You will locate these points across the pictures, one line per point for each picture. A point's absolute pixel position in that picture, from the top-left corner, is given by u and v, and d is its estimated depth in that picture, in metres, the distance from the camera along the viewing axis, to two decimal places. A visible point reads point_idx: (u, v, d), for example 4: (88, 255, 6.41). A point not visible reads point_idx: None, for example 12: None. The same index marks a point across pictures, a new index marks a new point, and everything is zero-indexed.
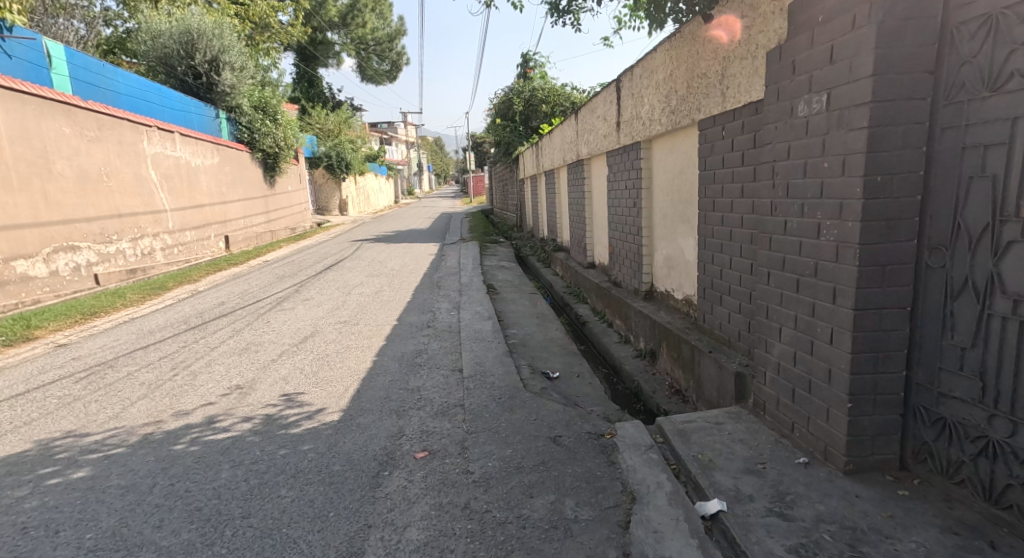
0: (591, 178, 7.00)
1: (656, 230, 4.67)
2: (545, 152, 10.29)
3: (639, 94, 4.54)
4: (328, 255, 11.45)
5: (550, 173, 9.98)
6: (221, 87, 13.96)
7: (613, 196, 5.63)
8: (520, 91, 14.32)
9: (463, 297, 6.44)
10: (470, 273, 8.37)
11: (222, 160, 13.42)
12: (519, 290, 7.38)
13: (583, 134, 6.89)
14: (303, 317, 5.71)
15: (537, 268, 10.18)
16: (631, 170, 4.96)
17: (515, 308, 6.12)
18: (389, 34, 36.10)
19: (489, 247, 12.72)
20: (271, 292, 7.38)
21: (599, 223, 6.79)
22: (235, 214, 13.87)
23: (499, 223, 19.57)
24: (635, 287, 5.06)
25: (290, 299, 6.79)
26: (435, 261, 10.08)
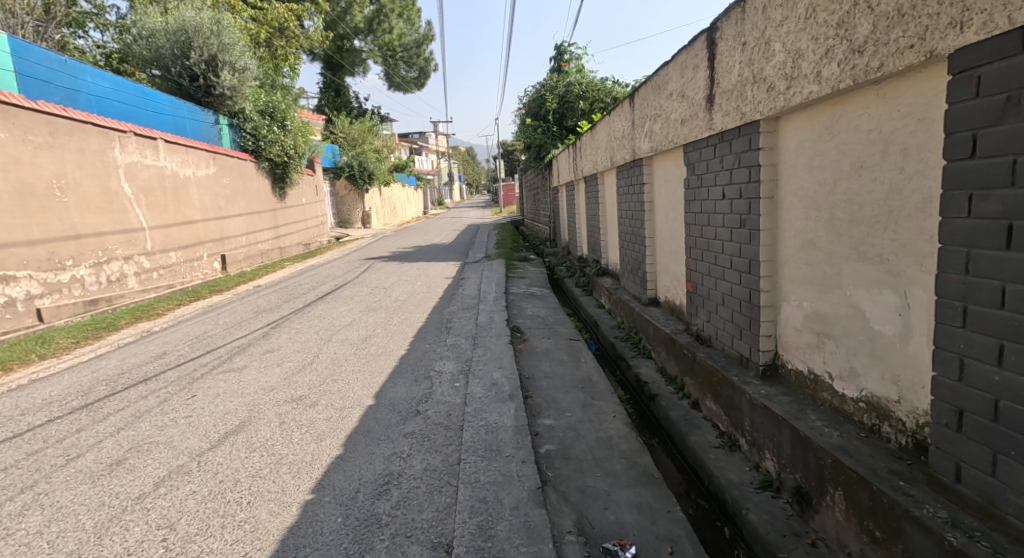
0: (654, 182, 5.20)
1: (789, 263, 3.05)
2: (587, 154, 8.47)
3: (767, 47, 2.93)
4: (328, 278, 9.83)
5: (594, 179, 8.16)
6: (220, 90, 12.53)
7: (698, 209, 3.97)
8: (554, 87, 12.67)
9: (478, 352, 4.67)
10: (491, 308, 6.58)
11: (219, 169, 12.03)
12: (555, 335, 5.57)
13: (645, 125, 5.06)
14: (247, 387, 4.01)
15: (577, 300, 8.34)
16: (737, 171, 3.35)
17: (551, 370, 4.34)
18: (418, 40, 34.91)
19: (518, 267, 10.91)
20: (232, 337, 5.69)
21: (667, 246, 5.00)
22: (233, 230, 12.43)
23: (530, 237, 17.90)
24: (745, 356, 3.37)
25: (249, 350, 5.11)
26: (451, 288, 8.32)
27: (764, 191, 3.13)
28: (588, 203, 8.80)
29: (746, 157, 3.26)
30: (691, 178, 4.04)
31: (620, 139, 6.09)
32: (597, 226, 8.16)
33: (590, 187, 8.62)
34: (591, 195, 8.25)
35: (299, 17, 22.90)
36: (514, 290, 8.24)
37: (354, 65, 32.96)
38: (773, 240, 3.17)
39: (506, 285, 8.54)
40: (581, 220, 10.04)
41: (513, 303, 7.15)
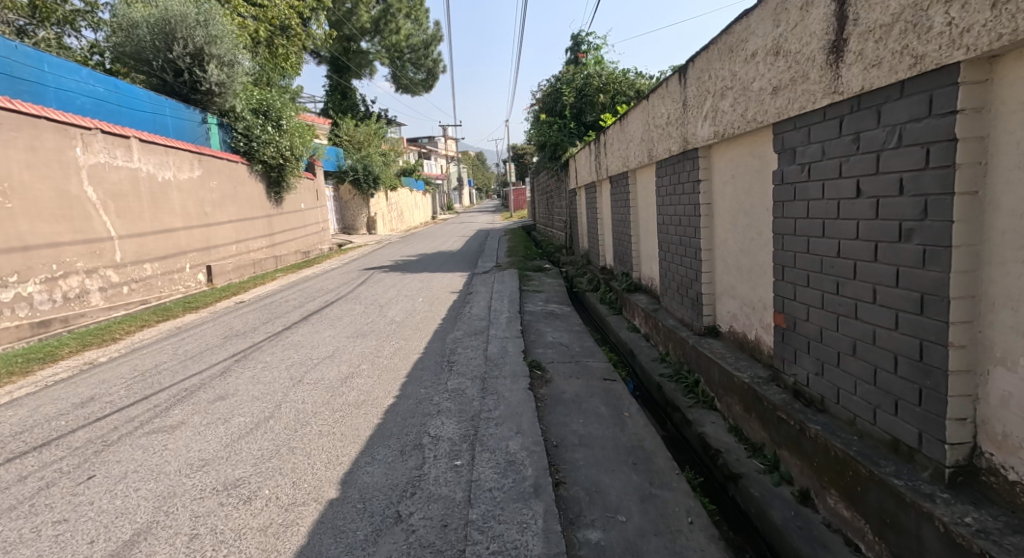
0: (747, 178, 5.24)
1: (1006, 250, 3.06)
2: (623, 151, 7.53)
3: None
4: (319, 292, 8.85)
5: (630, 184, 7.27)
6: (206, 85, 11.71)
7: (832, 193, 4.08)
8: (571, 80, 11.73)
9: (489, 427, 4.21)
10: (507, 340, 5.79)
11: (205, 172, 11.11)
12: (586, 381, 4.97)
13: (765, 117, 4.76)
14: (167, 461, 4.06)
15: (619, 328, 7.74)
16: (910, 146, 3.41)
17: (588, 449, 3.96)
18: (426, 40, 33.75)
19: (534, 279, 9.95)
20: (179, 379, 5.35)
21: (759, 257, 5.10)
22: (221, 238, 11.48)
23: (543, 242, 17.12)
24: (937, 468, 3.36)
25: (193, 395, 5.05)
26: (458, 305, 7.35)
27: (970, 176, 3.13)
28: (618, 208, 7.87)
29: (925, 130, 3.31)
30: (813, 151, 4.24)
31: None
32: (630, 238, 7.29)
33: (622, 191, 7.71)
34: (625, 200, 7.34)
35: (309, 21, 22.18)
36: (532, 307, 7.30)
37: (361, 67, 32.04)
38: (978, 231, 3.18)
39: (521, 300, 7.59)
40: (607, 226, 9.08)
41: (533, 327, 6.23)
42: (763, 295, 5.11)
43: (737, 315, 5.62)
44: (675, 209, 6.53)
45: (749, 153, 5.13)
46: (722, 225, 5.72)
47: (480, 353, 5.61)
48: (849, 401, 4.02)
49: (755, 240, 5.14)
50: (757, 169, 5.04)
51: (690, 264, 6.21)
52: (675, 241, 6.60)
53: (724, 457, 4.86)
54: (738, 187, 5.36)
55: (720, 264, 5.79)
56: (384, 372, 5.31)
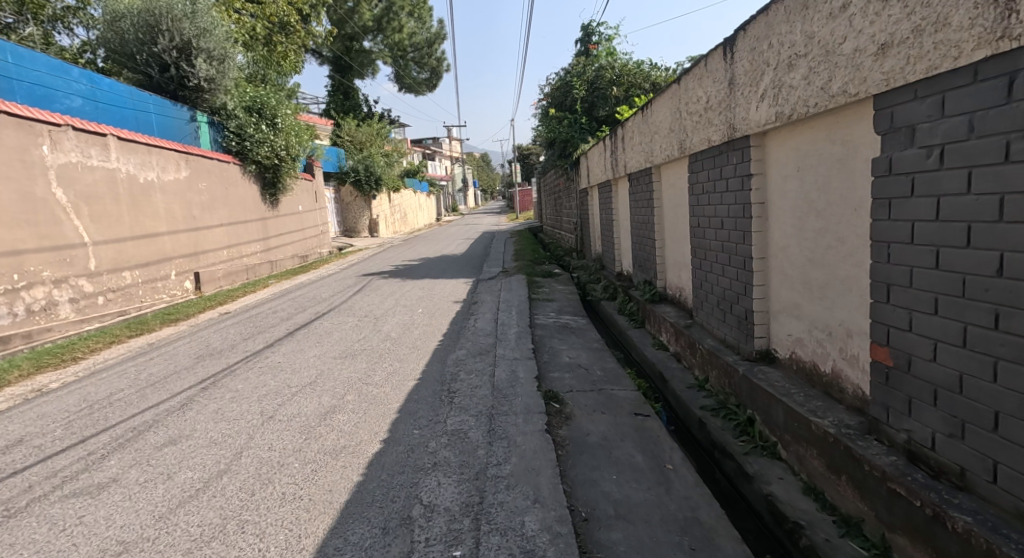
0: (821, 170, 4.48)
1: None
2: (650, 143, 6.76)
3: None
4: (309, 303, 8.14)
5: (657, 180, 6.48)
6: (195, 81, 11.17)
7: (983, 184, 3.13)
8: (582, 72, 11.06)
9: (499, 494, 3.51)
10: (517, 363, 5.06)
11: (193, 173, 10.53)
12: (614, 423, 4.31)
13: (847, 96, 3.99)
14: (102, 525, 3.50)
15: (644, 345, 7.03)
16: None
17: (625, 525, 3.28)
18: (429, 38, 33.04)
19: (543, 285, 9.34)
20: (127, 414, 4.83)
21: (838, 269, 4.36)
22: (211, 242, 10.96)
23: (552, 244, 16.45)
24: None
25: (134, 442, 4.43)
26: (461, 318, 6.62)
27: None
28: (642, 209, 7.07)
29: None
30: (953, 134, 3.29)
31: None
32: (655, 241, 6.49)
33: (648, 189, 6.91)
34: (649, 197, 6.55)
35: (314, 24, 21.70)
36: (545, 319, 6.57)
37: (364, 66, 31.36)
38: None
39: (530, 312, 6.85)
40: (626, 230, 8.30)
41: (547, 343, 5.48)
42: (847, 313, 4.32)
43: (804, 341, 4.86)
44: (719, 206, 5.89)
45: (832, 137, 4.33)
46: (787, 223, 5.00)
47: (486, 380, 4.90)
48: (1018, 485, 3.03)
49: (831, 244, 4.41)
50: (843, 158, 4.24)
51: (738, 269, 5.58)
52: (716, 244, 5.99)
53: (790, 521, 4.15)
54: (813, 178, 4.58)
55: (780, 271, 5.12)
56: (373, 406, 4.65)
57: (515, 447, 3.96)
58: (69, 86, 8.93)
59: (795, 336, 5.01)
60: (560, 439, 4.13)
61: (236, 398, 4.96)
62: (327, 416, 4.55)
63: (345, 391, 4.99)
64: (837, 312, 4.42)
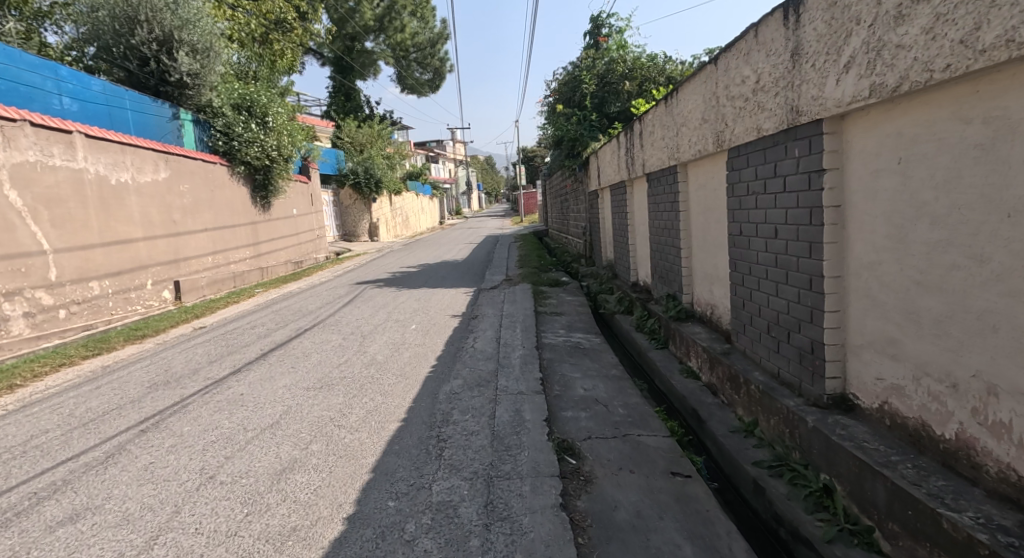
0: (948, 159, 2.69)
1: None
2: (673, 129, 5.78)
3: None
4: (290, 318, 7.32)
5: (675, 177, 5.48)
6: (176, 76, 10.57)
7: None
8: (591, 67, 10.39)
9: None
10: (521, 400, 4.20)
11: (173, 174, 9.84)
12: (652, 494, 3.14)
13: (1004, 51, 2.30)
14: None
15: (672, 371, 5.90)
16: None
17: None
18: (432, 38, 32.41)
19: (551, 297, 8.54)
20: (48, 457, 3.86)
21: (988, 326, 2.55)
22: (194, 249, 10.29)
23: (559, 250, 15.71)
24: None
25: (19, 521, 3.18)
26: (457, 338, 5.77)
27: None
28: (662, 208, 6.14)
29: None
30: None
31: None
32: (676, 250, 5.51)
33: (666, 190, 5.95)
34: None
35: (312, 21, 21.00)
36: (553, 341, 5.70)
37: (366, 67, 30.67)
38: None
39: (536, 332, 5.98)
40: (642, 236, 7.41)
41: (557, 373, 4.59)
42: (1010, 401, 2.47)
43: None
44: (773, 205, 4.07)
45: (963, 116, 2.59)
46: (877, 242, 3.19)
47: (485, 425, 3.87)
48: None
49: (954, 265, 2.68)
50: (984, 144, 2.51)
51: (796, 292, 3.80)
52: (767, 256, 4.20)
53: None
54: (926, 174, 2.82)
55: (866, 314, 3.29)
56: (341, 466, 3.49)
57: (519, 543, 2.75)
58: (57, 86, 8.48)
59: (890, 382, 3.15)
60: (579, 518, 2.95)
61: (176, 447, 3.84)
62: (280, 479, 3.41)
63: (316, 433, 3.96)
64: (963, 354, 2.68)
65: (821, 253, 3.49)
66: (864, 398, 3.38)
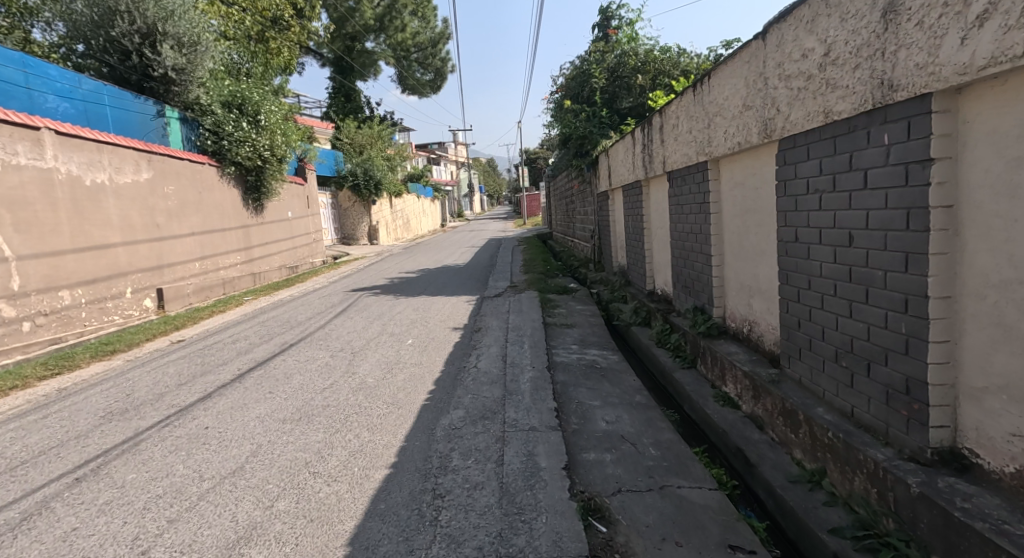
0: None
1: None
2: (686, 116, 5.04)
3: None
4: (276, 331, 6.70)
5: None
6: (159, 70, 10.02)
7: None
8: (600, 60, 9.82)
9: None
10: (535, 440, 3.58)
11: (158, 175, 9.27)
12: None
13: None
14: None
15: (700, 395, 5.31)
16: None
17: None
18: (433, 38, 31.85)
19: (560, 306, 7.93)
20: None
21: None
22: (181, 255, 9.73)
23: (564, 253, 15.12)
24: None
25: None
26: (459, 357, 5.15)
27: None
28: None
29: None
30: None
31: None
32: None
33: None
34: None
35: (309, 19, 20.52)
36: (567, 362, 5.08)
37: (365, 67, 30.14)
38: None
39: (547, 350, 5.37)
40: (661, 241, 6.77)
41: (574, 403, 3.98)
42: None
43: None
44: (847, 209, 3.70)
45: None
46: (1003, 251, 2.82)
47: (491, 475, 3.26)
48: None
49: None
50: None
51: (882, 313, 3.43)
52: (839, 267, 3.83)
53: None
54: None
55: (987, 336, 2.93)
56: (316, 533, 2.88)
57: None
58: (28, 81, 7.78)
59: None
60: None
61: (114, 505, 3.22)
62: (234, 550, 2.79)
63: (285, 482, 3.34)
64: None
65: (924, 266, 3.11)
66: (986, 455, 2.98)
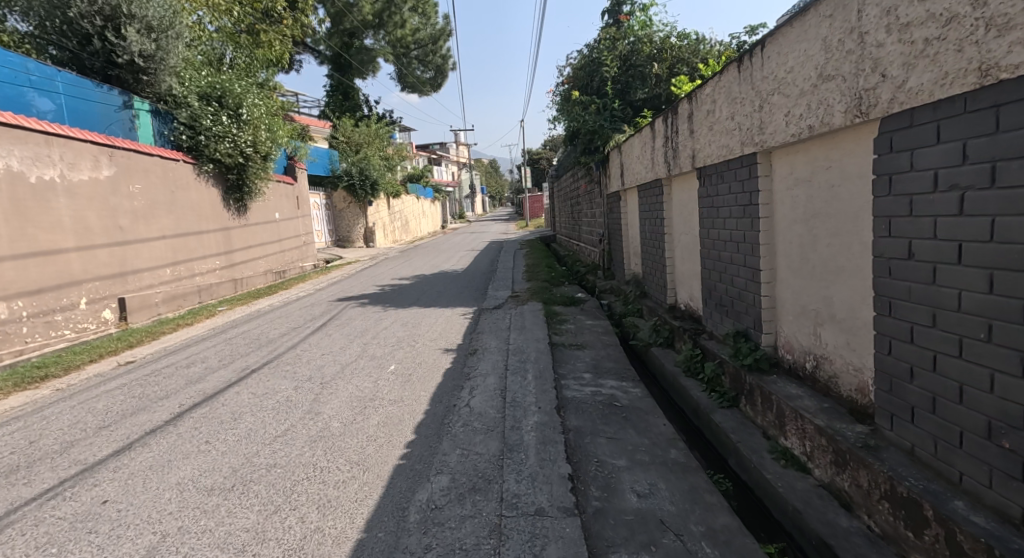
0: None
1: None
2: (728, 97, 4.09)
3: None
4: (239, 353, 5.77)
5: (749, 167, 3.85)
6: (124, 56, 9.15)
7: None
8: (612, 48, 8.92)
9: None
10: (539, 531, 2.39)
11: (121, 172, 8.36)
12: None
13: None
14: None
15: None
16: None
17: None
18: (434, 34, 30.95)
19: (567, 322, 7.02)
20: None
21: None
22: (148, 260, 8.81)
23: (569, 257, 14.24)
24: None
25: None
26: (447, 394, 4.21)
27: None
28: (718, 211, 4.50)
29: None
30: None
31: (949, 35, 1.99)
32: (753, 273, 3.91)
33: (728, 183, 4.23)
34: (739, 198, 4.05)
35: (303, 11, 19.60)
36: (581, 401, 4.14)
37: (364, 65, 29.31)
38: None
39: (556, 384, 4.43)
40: (685, 249, 5.86)
41: (594, 466, 3.04)
42: None
43: None
44: None
45: None
46: None
47: None
48: None
49: None
50: None
51: None
52: None
53: None
54: None
55: None
56: None
57: None
58: None
59: None
60: None
61: None
62: None
63: None
64: None
65: None
66: None
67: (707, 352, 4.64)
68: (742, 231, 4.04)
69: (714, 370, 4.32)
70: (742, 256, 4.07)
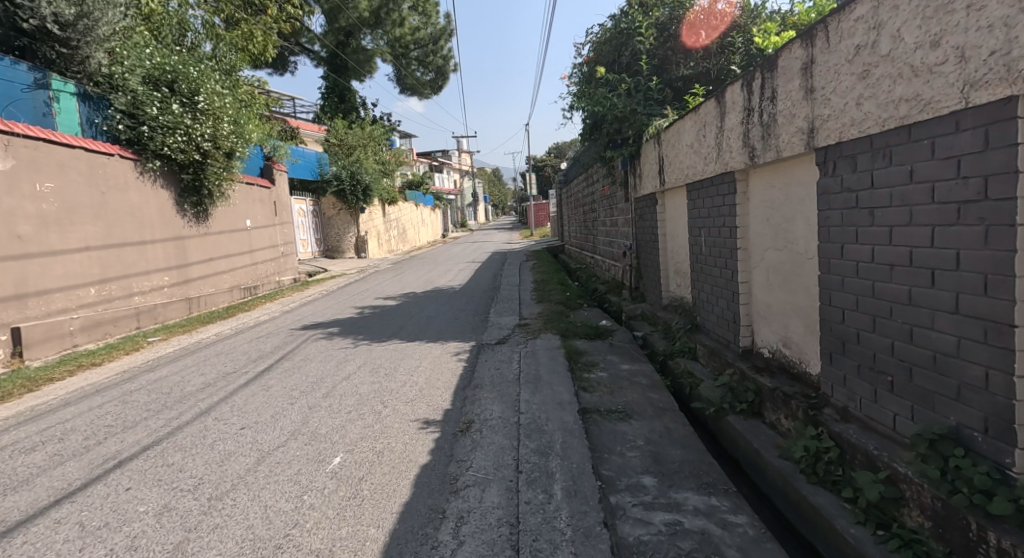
0: None
1: None
2: (924, 10, 2.30)
3: None
4: (122, 426, 3.91)
5: (987, 131, 2.07)
6: (32, 21, 7.50)
7: None
8: (646, 14, 7.12)
9: None
10: None
11: (25, 166, 6.59)
12: None
13: None
14: None
15: None
16: None
17: None
18: (434, 34, 29.42)
19: (597, 367, 5.17)
20: None
21: None
22: (62, 277, 7.01)
23: (583, 272, 12.41)
24: None
25: None
26: (416, 544, 2.40)
27: None
28: (881, 216, 2.68)
29: None
30: None
31: None
32: (988, 331, 2.11)
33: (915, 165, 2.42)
34: (950, 189, 2.23)
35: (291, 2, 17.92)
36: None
37: (361, 65, 27.64)
38: None
39: (605, 513, 2.60)
40: (776, 273, 4.04)
41: None
42: None
43: None
44: None
45: None
46: None
47: None
48: None
49: None
50: None
51: None
52: None
53: None
54: None
55: None
56: None
57: None
58: None
59: None
60: None
61: None
62: None
63: None
64: None
65: None
66: None
67: (854, 450, 2.80)
68: (956, 249, 2.24)
69: (883, 493, 2.47)
70: (953, 291, 2.26)
